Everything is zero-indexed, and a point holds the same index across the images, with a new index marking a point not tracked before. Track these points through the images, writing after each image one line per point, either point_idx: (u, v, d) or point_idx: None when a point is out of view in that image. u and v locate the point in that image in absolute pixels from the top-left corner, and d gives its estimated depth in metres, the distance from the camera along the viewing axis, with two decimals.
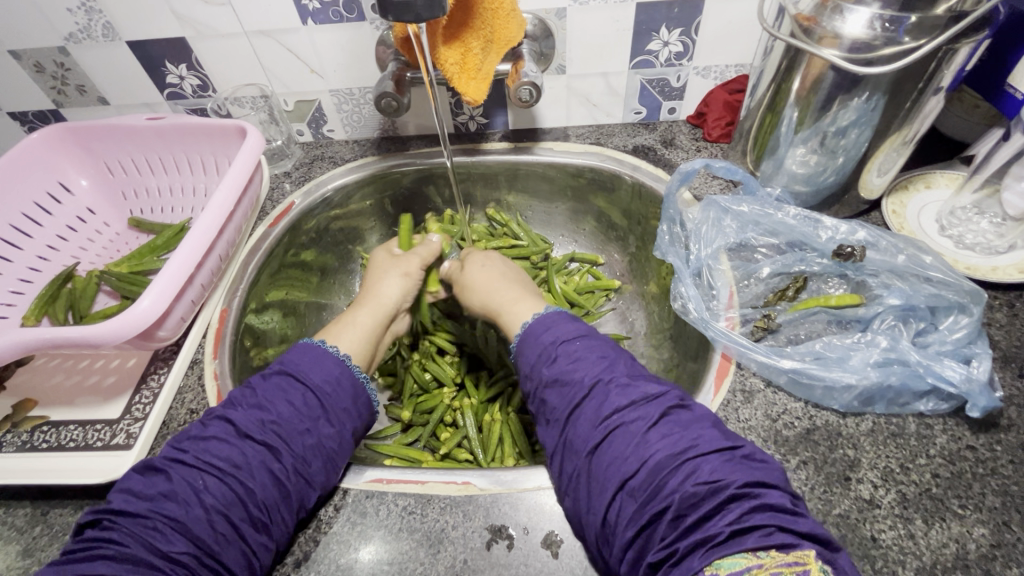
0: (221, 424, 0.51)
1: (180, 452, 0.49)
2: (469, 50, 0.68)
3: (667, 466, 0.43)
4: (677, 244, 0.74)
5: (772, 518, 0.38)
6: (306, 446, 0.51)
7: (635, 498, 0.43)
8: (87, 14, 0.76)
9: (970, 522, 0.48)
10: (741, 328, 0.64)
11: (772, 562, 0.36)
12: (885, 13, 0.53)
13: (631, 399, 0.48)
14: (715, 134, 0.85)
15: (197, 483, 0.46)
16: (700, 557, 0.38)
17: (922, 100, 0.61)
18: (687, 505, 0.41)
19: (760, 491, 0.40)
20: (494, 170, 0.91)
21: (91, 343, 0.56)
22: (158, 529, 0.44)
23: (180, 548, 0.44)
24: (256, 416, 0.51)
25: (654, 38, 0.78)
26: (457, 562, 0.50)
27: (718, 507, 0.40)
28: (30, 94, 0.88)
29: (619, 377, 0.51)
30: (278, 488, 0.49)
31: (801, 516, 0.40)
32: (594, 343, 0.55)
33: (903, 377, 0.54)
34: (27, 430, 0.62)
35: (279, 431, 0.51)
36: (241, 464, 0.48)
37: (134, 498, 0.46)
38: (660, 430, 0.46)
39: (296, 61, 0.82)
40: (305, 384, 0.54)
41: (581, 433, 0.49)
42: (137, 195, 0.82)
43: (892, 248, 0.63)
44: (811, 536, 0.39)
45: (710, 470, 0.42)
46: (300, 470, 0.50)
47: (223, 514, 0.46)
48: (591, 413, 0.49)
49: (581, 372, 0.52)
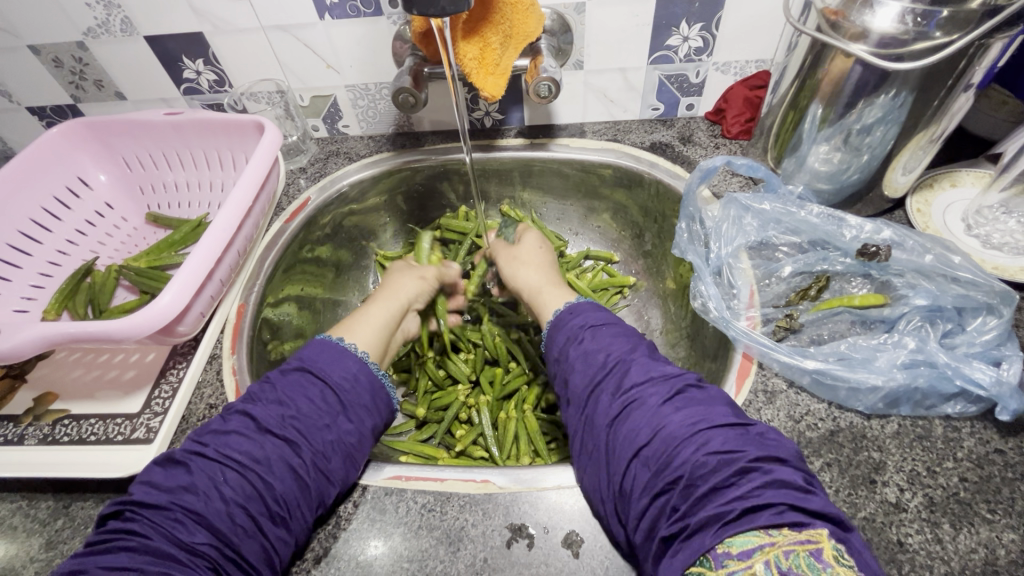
0: (242, 419, 0.51)
1: (200, 447, 0.49)
2: (488, 45, 0.67)
3: (679, 437, 0.43)
4: (697, 243, 0.73)
5: (784, 496, 0.37)
6: (326, 442, 0.51)
7: (648, 467, 0.44)
8: (105, 9, 0.76)
9: (999, 527, 0.47)
10: (762, 328, 0.63)
11: (783, 540, 0.35)
12: (916, 7, 0.51)
13: (649, 375, 0.49)
14: (734, 131, 0.84)
15: (217, 478, 0.47)
16: (713, 534, 0.37)
17: (951, 96, 0.59)
18: (698, 476, 0.40)
19: (771, 467, 0.40)
20: (509, 166, 0.91)
21: (113, 338, 0.56)
22: (179, 522, 0.44)
23: (202, 540, 0.44)
24: (277, 411, 0.51)
25: (674, 34, 0.77)
26: (476, 561, 0.50)
27: (730, 480, 0.39)
28: (48, 89, 0.88)
29: (642, 357, 0.52)
30: (297, 483, 0.49)
31: (814, 494, 0.39)
32: (619, 328, 0.56)
33: (930, 379, 0.53)
34: (48, 424, 0.62)
35: (300, 427, 0.51)
36: (261, 458, 0.48)
37: (154, 490, 0.46)
38: (674, 404, 0.46)
39: (312, 56, 0.82)
40: (324, 382, 0.55)
41: (600, 407, 0.50)
42: (155, 190, 0.83)
43: (919, 248, 0.61)
44: (823, 514, 0.38)
45: (723, 442, 0.42)
46: (320, 465, 0.50)
47: (243, 507, 0.46)
48: (611, 388, 0.50)
49: (606, 351, 0.53)
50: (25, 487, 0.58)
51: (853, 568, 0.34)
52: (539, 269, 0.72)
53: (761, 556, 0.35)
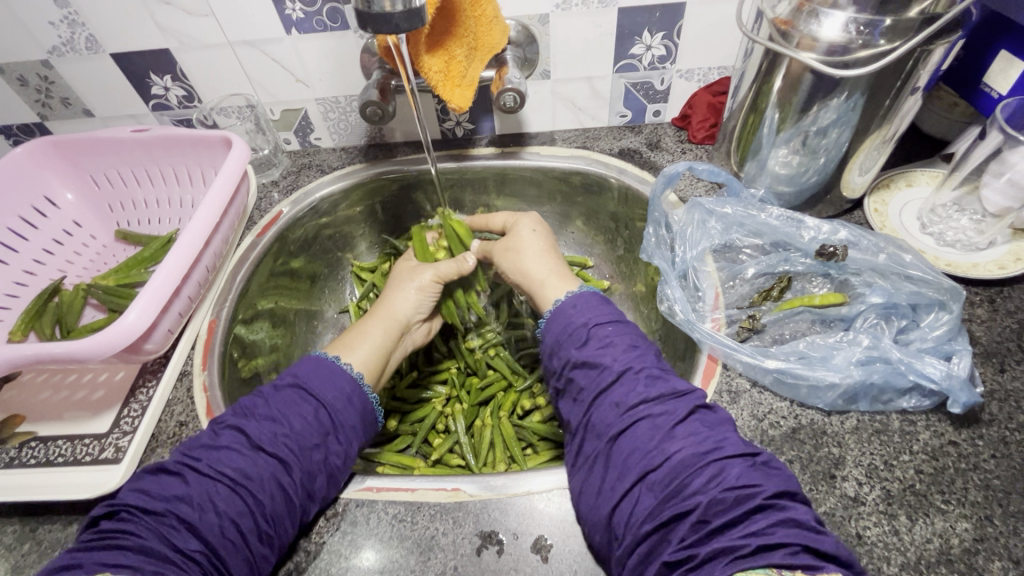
0: (234, 434, 0.51)
1: (193, 459, 0.49)
2: (452, 58, 0.68)
3: (691, 466, 0.44)
4: (663, 247, 0.74)
5: (798, 537, 0.39)
6: (314, 462, 0.52)
7: (654, 493, 0.45)
8: (69, 27, 0.76)
9: (953, 517, 0.49)
10: (726, 329, 0.64)
11: None
12: (859, 17, 0.54)
13: (658, 392, 0.50)
14: (700, 136, 0.85)
15: (210, 491, 0.47)
16: (723, 565, 0.39)
17: (900, 99, 0.62)
18: (713, 512, 0.41)
19: (787, 504, 0.41)
20: (482, 175, 0.92)
21: (78, 358, 0.56)
22: (175, 528, 0.45)
23: (195, 547, 0.44)
24: (270, 428, 0.52)
25: (637, 43, 0.79)
26: (447, 568, 0.50)
27: (745, 517, 0.41)
28: (13, 107, 0.87)
29: (647, 369, 0.52)
30: (287, 503, 0.49)
31: (826, 536, 0.40)
32: (626, 330, 0.56)
33: (885, 375, 0.54)
34: (15, 446, 0.62)
35: (292, 446, 0.51)
36: (253, 475, 0.48)
37: (148, 497, 0.46)
38: (683, 430, 0.47)
39: (281, 70, 0.83)
40: (318, 400, 0.55)
41: (605, 418, 0.50)
42: (124, 207, 0.82)
43: (874, 247, 0.63)
44: (835, 557, 0.39)
45: (737, 475, 0.43)
46: (307, 486, 0.51)
47: (234, 523, 0.46)
48: (618, 401, 0.50)
49: (610, 356, 0.53)
50: None
51: None
52: (536, 254, 0.66)
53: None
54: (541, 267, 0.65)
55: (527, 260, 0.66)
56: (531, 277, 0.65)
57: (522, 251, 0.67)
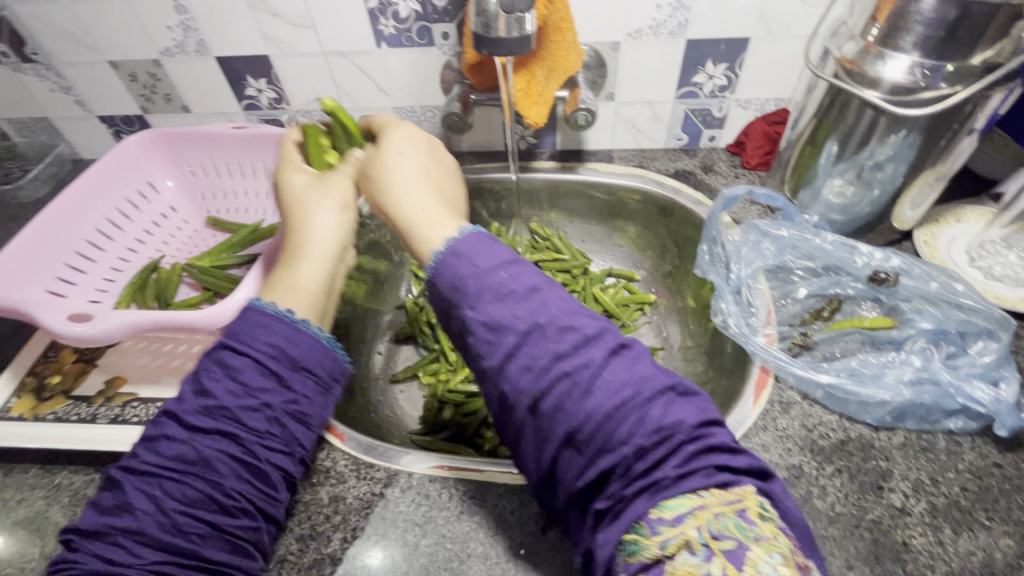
0: (169, 422, 0.48)
1: (129, 461, 0.47)
2: (534, 78, 0.75)
3: (614, 415, 0.40)
4: (718, 264, 0.78)
5: (711, 458, 0.40)
6: (255, 413, 0.49)
7: (579, 452, 0.41)
8: (183, 31, 0.85)
9: (997, 533, 0.52)
10: (778, 343, 0.68)
11: (715, 502, 0.38)
12: (925, 61, 0.58)
13: (568, 347, 0.42)
14: (754, 162, 0.90)
15: (151, 492, 0.45)
16: (648, 499, 0.38)
17: (955, 139, 0.66)
18: (638, 458, 0.39)
19: (704, 432, 0.40)
20: (539, 188, 0.98)
21: (192, 327, 0.62)
22: (122, 546, 0.43)
23: (150, 558, 0.43)
24: (200, 397, 0.49)
25: (700, 72, 0.84)
26: (514, 544, 0.54)
27: (667, 453, 0.39)
28: (121, 100, 0.96)
29: (552, 323, 0.43)
30: (241, 465, 0.48)
31: (741, 451, 0.42)
32: (526, 269, 0.47)
33: (934, 396, 0.57)
34: (118, 405, 0.67)
35: (229, 412, 0.48)
36: (196, 458, 0.46)
37: (98, 517, 0.45)
38: (598, 384, 0.41)
39: (366, 80, 0.90)
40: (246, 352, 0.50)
41: (523, 384, 0.43)
42: (216, 196, 0.90)
43: (925, 275, 0.67)
44: (746, 468, 0.41)
45: (660, 412, 0.40)
46: (257, 437, 0.49)
47: (187, 513, 0.45)
48: (529, 365, 0.43)
49: (509, 312, 0.44)
50: (100, 461, 0.63)
51: (773, 518, 0.38)
52: (426, 192, 0.56)
53: (692, 521, 0.37)
54: (425, 205, 0.55)
55: (413, 190, 0.56)
56: (409, 211, 0.55)
57: (400, 178, 0.57)
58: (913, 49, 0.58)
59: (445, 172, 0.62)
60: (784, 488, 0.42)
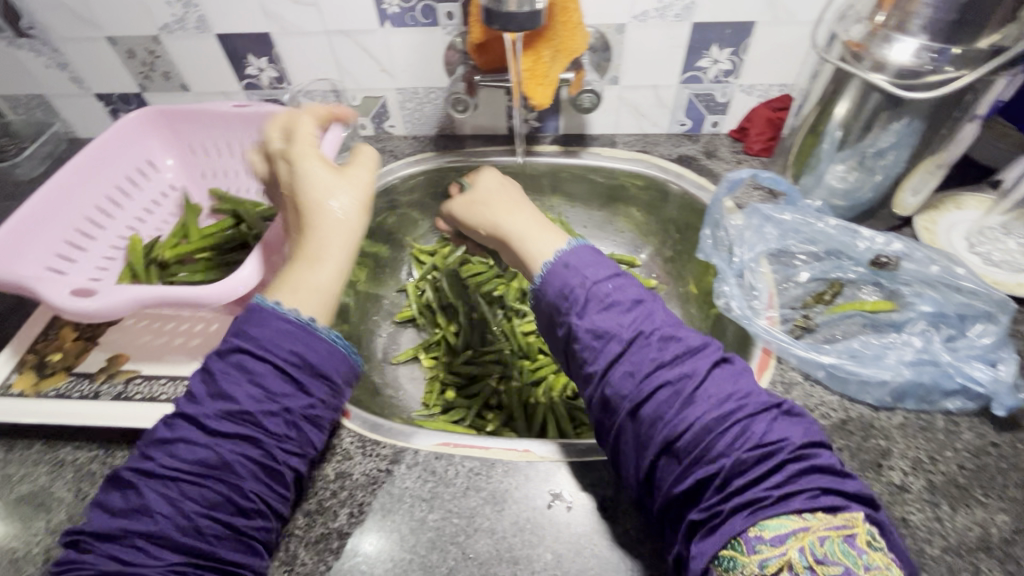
0: (186, 427, 0.48)
1: (144, 463, 0.47)
2: (540, 58, 0.74)
3: (714, 430, 0.45)
4: (721, 248, 0.78)
5: (817, 484, 0.43)
6: (275, 424, 0.49)
7: (680, 460, 0.46)
8: (183, 7, 0.83)
9: (993, 509, 0.53)
10: (780, 326, 0.68)
11: (819, 526, 0.41)
12: (932, 44, 0.59)
13: (675, 354, 0.49)
14: (757, 148, 0.90)
15: (174, 493, 0.45)
16: (744, 518, 0.42)
17: (959, 126, 0.66)
18: (736, 473, 0.44)
19: (811, 454, 0.45)
20: (541, 171, 0.97)
21: (196, 303, 0.61)
22: (142, 551, 0.44)
23: (172, 560, 0.44)
24: (218, 407, 0.47)
25: (705, 56, 0.84)
26: (520, 519, 0.55)
27: (765, 473, 0.44)
28: (119, 77, 0.94)
29: (658, 330, 0.51)
30: (258, 474, 0.48)
31: (852, 480, 0.45)
32: (627, 285, 0.55)
33: (934, 376, 0.58)
34: (121, 381, 0.67)
35: (254, 419, 0.48)
36: (218, 464, 0.46)
37: (107, 517, 0.46)
38: (715, 393, 0.47)
39: (369, 60, 0.89)
40: (269, 360, 0.49)
41: (622, 388, 0.50)
42: (217, 176, 0.88)
43: (927, 259, 0.67)
44: (857, 497, 0.44)
45: (768, 433, 0.45)
46: (277, 449, 0.49)
47: (209, 516, 0.45)
48: (632, 372, 0.49)
49: (616, 321, 0.52)
50: (104, 437, 0.62)
51: (881, 549, 0.41)
52: (518, 211, 0.65)
53: (795, 542, 0.40)
54: (525, 222, 0.62)
55: (515, 213, 0.64)
56: (510, 230, 0.62)
57: (495, 208, 0.65)
58: (921, 32, 0.59)
59: (515, 191, 0.69)
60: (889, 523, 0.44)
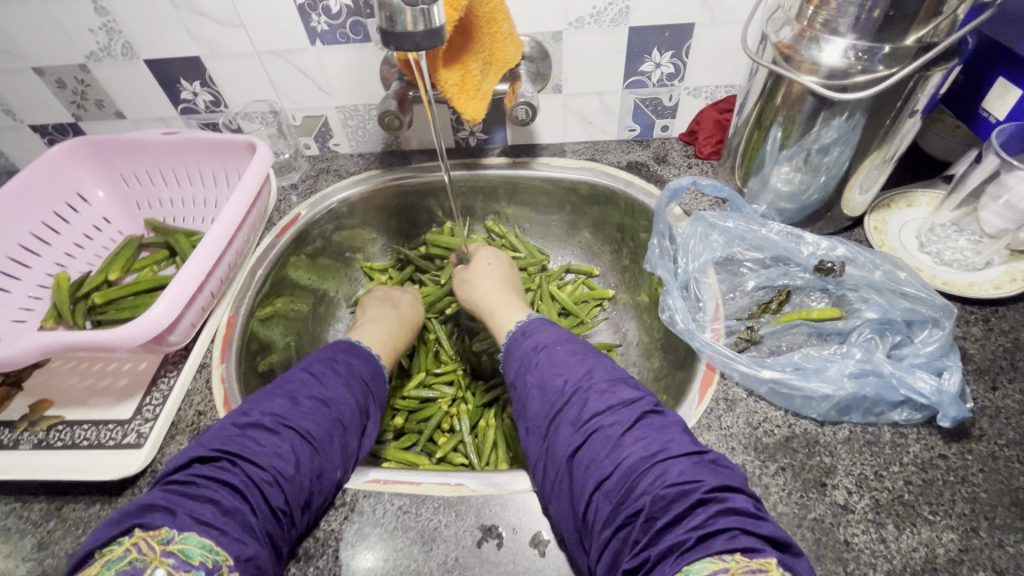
0: (305, 400, 0.56)
1: (281, 416, 0.53)
2: (468, 72, 0.71)
3: (638, 468, 0.45)
4: (666, 258, 0.77)
5: (735, 522, 0.40)
6: (356, 436, 0.59)
7: (610, 499, 0.46)
8: (107, 34, 0.81)
9: (940, 528, 0.50)
10: (725, 339, 0.66)
11: (737, 566, 0.37)
12: (860, 43, 0.56)
13: (607, 403, 0.51)
14: (707, 151, 0.88)
15: (298, 450, 0.51)
16: (671, 564, 0.40)
17: (898, 122, 0.63)
18: (658, 509, 0.43)
19: (725, 496, 0.43)
20: (492, 184, 0.95)
21: (107, 347, 0.59)
22: (270, 483, 0.48)
23: (278, 507, 0.48)
24: (326, 405, 0.56)
25: (647, 60, 0.82)
26: (449, 559, 0.52)
27: (687, 510, 0.42)
28: (51, 108, 0.92)
29: (597, 383, 0.53)
30: (342, 466, 0.55)
31: (766, 522, 0.42)
32: (575, 347, 0.59)
33: (878, 388, 0.56)
34: (43, 429, 0.65)
35: (344, 419, 0.57)
36: (324, 441, 0.54)
37: (252, 447, 0.49)
38: (634, 433, 0.48)
39: (304, 79, 0.86)
40: (363, 386, 0.62)
41: (562, 437, 0.51)
42: (151, 206, 0.86)
43: (870, 264, 0.65)
44: (771, 539, 0.41)
45: (680, 472, 0.44)
46: (353, 454, 0.58)
47: (308, 483, 0.51)
48: (570, 420, 0.52)
49: (562, 377, 0.55)
50: (20, 490, 0.60)
51: None
52: (497, 286, 0.77)
53: None
54: (497, 294, 0.75)
55: (490, 288, 0.77)
56: (488, 302, 0.75)
57: (482, 282, 0.78)
58: (848, 31, 0.56)
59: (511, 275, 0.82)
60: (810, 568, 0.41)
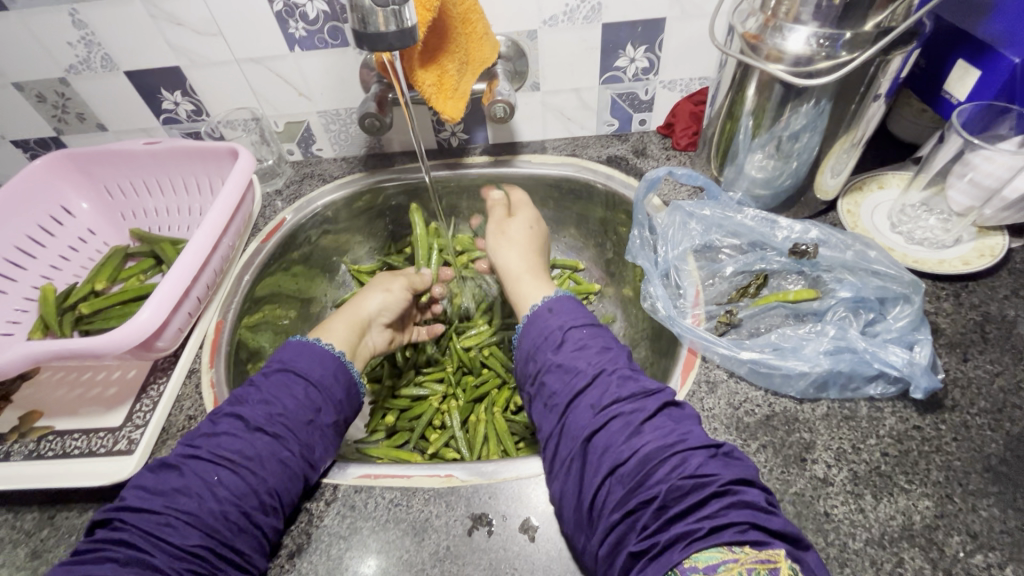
0: (231, 421, 0.55)
1: (194, 449, 0.53)
2: (445, 72, 0.72)
3: (656, 457, 0.46)
4: (647, 248, 0.78)
5: (747, 516, 0.41)
6: (308, 434, 0.56)
7: (623, 484, 0.46)
8: (86, 47, 0.81)
9: (916, 496, 0.52)
10: (705, 323, 0.68)
11: (746, 558, 0.39)
12: (822, 31, 0.58)
13: (631, 391, 0.52)
14: (684, 143, 0.90)
15: (211, 478, 0.50)
16: (681, 550, 0.40)
17: (863, 106, 0.65)
18: (673, 498, 0.44)
19: (739, 489, 0.44)
20: (475, 183, 0.96)
21: (94, 353, 0.60)
22: (172, 525, 0.47)
23: (194, 541, 0.47)
24: (264, 410, 0.55)
25: (621, 56, 0.83)
26: (440, 548, 0.53)
27: (702, 501, 0.43)
28: (33, 123, 0.92)
29: (621, 369, 0.54)
30: (286, 473, 0.53)
31: (776, 516, 0.43)
32: (599, 334, 0.59)
33: (852, 363, 0.58)
34: (33, 440, 0.65)
35: (287, 423, 0.55)
36: (253, 455, 0.52)
37: (146, 495, 0.49)
38: (653, 424, 0.49)
39: (285, 85, 0.87)
40: (306, 379, 0.59)
41: (579, 420, 0.52)
42: (136, 216, 0.86)
43: (842, 244, 0.67)
44: (782, 534, 0.42)
45: (698, 464, 0.45)
46: (306, 454, 0.55)
47: (236, 505, 0.49)
48: (591, 404, 0.52)
49: (586, 360, 0.56)
50: (12, 500, 0.60)
51: None
52: (518, 249, 0.74)
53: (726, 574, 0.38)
54: (522, 258, 0.73)
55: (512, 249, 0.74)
56: (509, 269, 0.72)
57: (511, 244, 0.75)
58: (810, 19, 0.58)
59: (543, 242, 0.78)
60: (818, 562, 0.42)
